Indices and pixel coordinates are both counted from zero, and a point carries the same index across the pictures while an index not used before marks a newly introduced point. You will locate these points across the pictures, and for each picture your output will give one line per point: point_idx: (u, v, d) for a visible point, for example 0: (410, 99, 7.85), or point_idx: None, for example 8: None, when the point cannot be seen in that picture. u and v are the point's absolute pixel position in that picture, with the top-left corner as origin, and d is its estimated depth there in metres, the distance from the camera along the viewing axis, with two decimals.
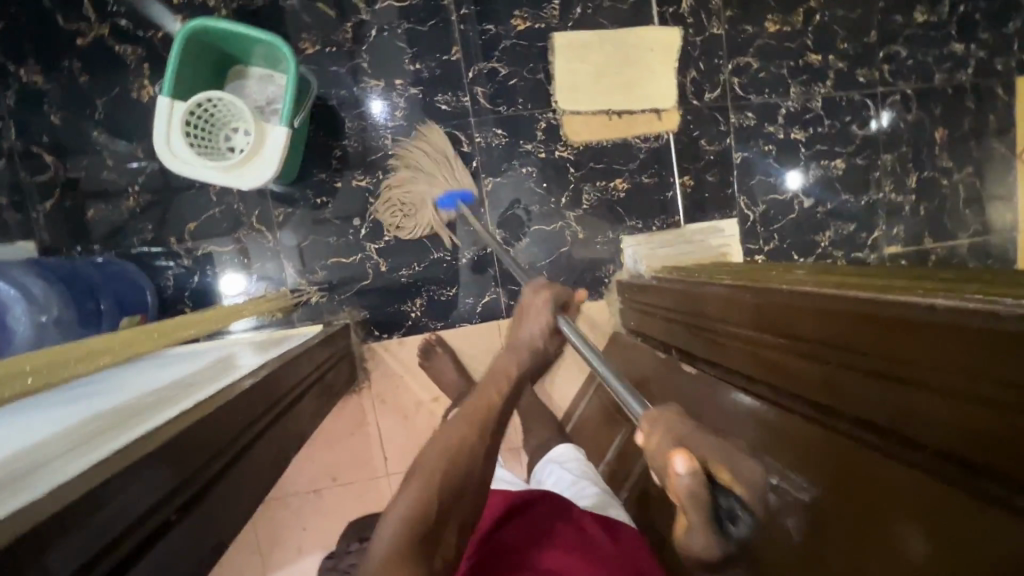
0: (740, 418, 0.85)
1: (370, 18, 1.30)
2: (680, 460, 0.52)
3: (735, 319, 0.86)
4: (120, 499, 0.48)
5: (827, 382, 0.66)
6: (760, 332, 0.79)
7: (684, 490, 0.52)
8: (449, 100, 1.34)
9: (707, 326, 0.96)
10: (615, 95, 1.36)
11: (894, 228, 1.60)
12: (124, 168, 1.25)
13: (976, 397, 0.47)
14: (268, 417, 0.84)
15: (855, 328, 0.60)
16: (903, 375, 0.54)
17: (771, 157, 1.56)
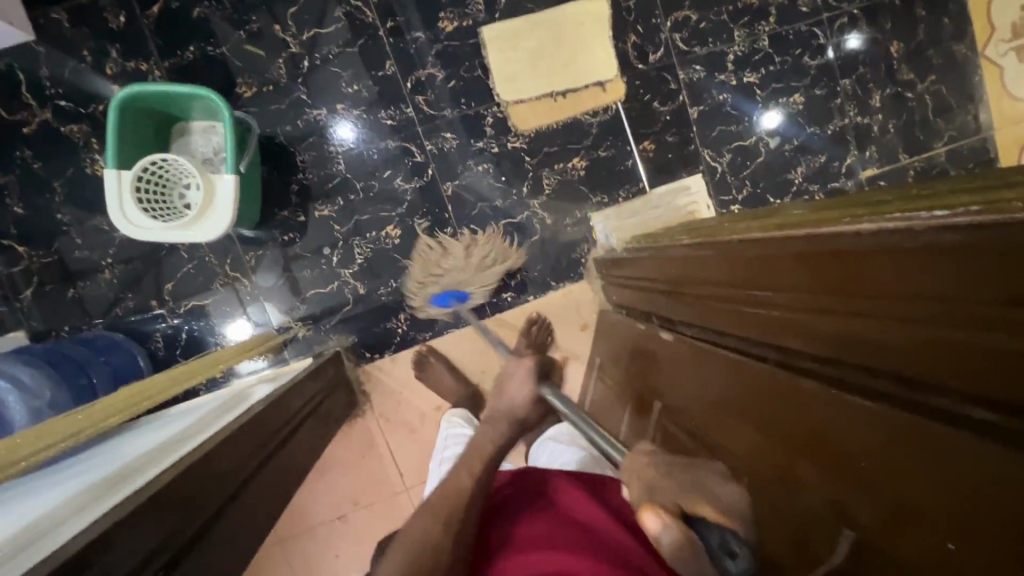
0: (709, 377, 0.83)
1: (300, 50, 1.31)
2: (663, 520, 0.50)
3: (707, 276, 0.84)
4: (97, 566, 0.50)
5: (791, 324, 0.63)
6: (730, 285, 0.77)
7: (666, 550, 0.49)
8: (393, 114, 1.35)
9: (681, 288, 0.94)
10: (557, 75, 1.36)
11: (866, 151, 1.57)
12: (93, 243, 1.28)
13: (932, 313, 0.44)
14: (256, 460, 0.86)
15: (816, 262, 0.58)
16: (862, 302, 0.51)
17: (728, 106, 1.53)
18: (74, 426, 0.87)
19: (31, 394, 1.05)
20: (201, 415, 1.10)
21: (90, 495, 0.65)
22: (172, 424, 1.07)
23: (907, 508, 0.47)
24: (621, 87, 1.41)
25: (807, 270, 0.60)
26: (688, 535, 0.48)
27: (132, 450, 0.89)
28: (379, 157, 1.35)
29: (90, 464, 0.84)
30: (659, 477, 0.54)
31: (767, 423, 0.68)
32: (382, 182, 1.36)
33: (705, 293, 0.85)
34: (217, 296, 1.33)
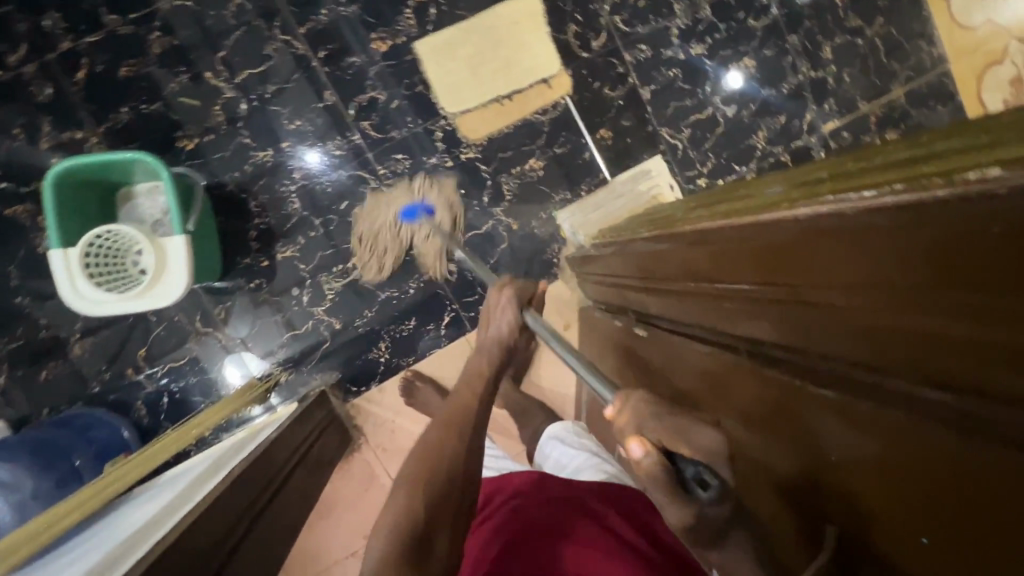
0: (693, 372, 0.78)
1: (235, 94, 1.28)
2: (635, 446, 0.60)
3: (678, 266, 0.79)
4: None
5: (764, 311, 0.58)
6: (701, 273, 0.72)
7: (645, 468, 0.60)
8: (340, 144, 1.33)
9: (654, 279, 0.89)
10: (500, 78, 1.34)
11: (825, 105, 1.55)
12: (59, 321, 1.26)
13: (906, 290, 0.39)
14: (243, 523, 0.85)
15: (785, 244, 0.53)
16: (831, 284, 0.47)
17: (680, 81, 1.51)
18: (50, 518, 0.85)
19: (11, 488, 1.05)
20: (188, 480, 1.08)
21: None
22: (157, 495, 1.05)
23: (885, 496, 0.45)
24: (568, 81, 1.40)
25: (762, 254, 0.57)
26: (662, 462, 0.58)
27: (114, 532, 0.87)
28: (334, 188, 1.33)
29: (71, 555, 0.82)
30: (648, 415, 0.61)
31: (743, 409, 0.66)
32: (340, 213, 1.33)
33: (677, 285, 0.80)
34: (193, 353, 1.31)
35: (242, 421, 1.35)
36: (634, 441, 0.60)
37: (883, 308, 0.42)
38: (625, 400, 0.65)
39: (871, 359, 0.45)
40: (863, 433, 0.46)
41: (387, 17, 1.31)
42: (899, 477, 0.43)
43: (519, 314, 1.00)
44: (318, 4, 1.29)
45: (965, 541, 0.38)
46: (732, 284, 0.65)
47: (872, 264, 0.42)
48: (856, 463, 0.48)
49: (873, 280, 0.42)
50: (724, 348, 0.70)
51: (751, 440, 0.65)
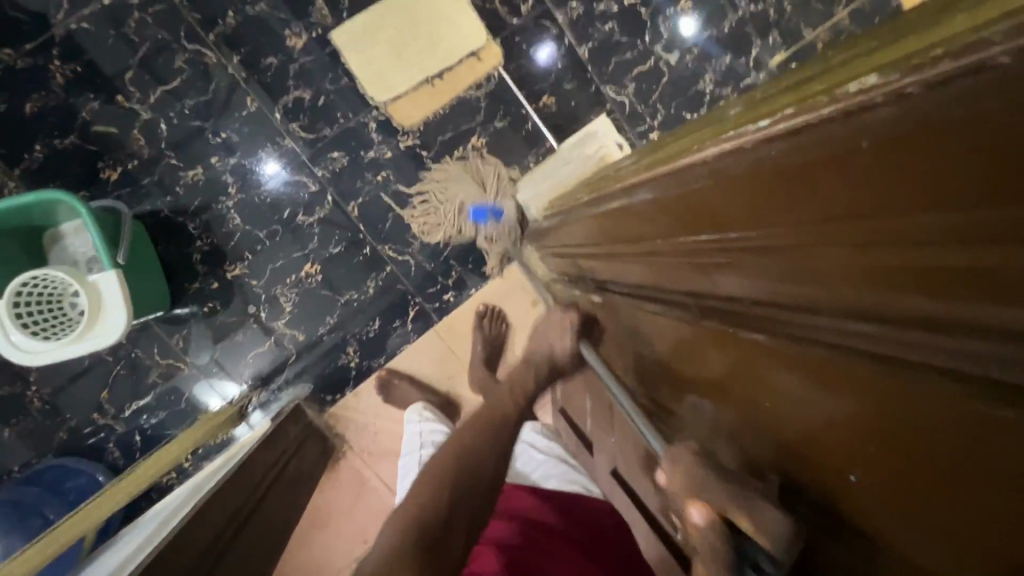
0: (654, 334, 0.72)
1: (152, 114, 1.22)
2: (697, 512, 0.52)
3: (624, 223, 0.73)
4: None
5: (709, 260, 0.52)
6: (646, 228, 0.66)
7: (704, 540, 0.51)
8: (272, 151, 1.27)
9: (603, 243, 0.84)
10: (424, 58, 1.28)
11: (769, 37, 1.49)
12: (12, 376, 1.22)
13: (845, 215, 0.33)
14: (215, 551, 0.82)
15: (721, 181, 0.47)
16: (773, 218, 0.40)
17: (617, 34, 1.45)
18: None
19: None
20: (158, 519, 1.04)
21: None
22: (125, 542, 1.01)
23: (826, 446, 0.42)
24: (498, 49, 1.34)
25: (688, 198, 0.53)
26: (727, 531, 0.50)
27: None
28: (273, 198, 1.28)
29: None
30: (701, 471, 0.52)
31: (691, 368, 0.63)
32: (285, 223, 1.29)
33: (625, 243, 0.74)
34: (158, 387, 1.28)
35: (220, 448, 1.32)
36: (695, 507, 0.52)
37: (823, 240, 0.35)
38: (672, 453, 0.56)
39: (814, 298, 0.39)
40: (797, 382, 0.43)
41: (298, 11, 1.24)
42: (860, 434, 0.37)
43: (574, 343, 0.92)
44: (223, 7, 1.22)
45: (902, 480, 0.35)
46: (675, 236, 0.58)
47: (810, 188, 0.35)
48: (795, 414, 0.44)
49: (812, 210, 0.36)
50: (675, 305, 0.64)
51: (699, 398, 0.62)
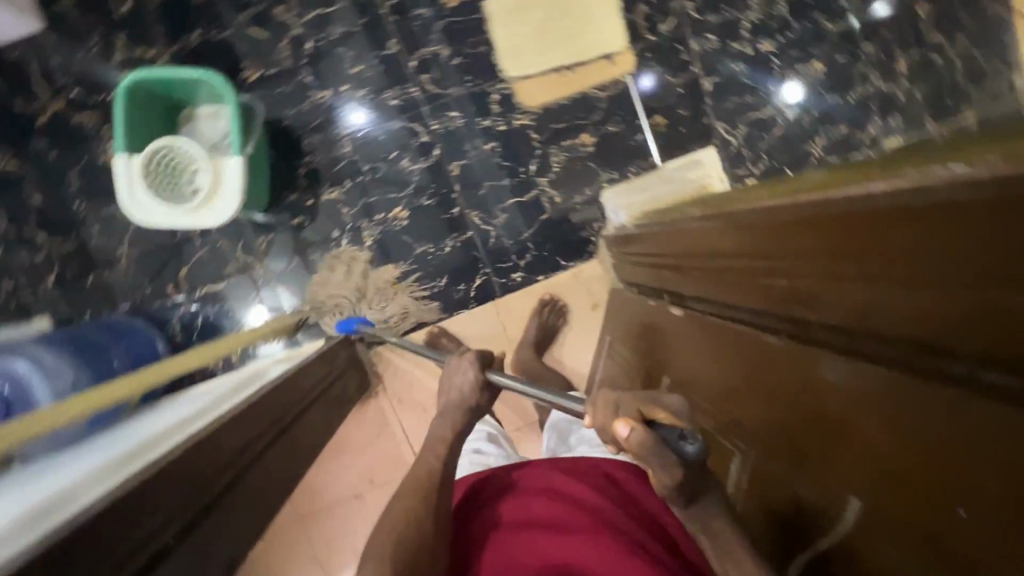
0: (738, 352, 0.78)
1: (304, 32, 1.30)
2: (620, 424, 0.46)
3: (715, 250, 0.80)
4: (114, 531, 0.48)
5: (803, 295, 0.59)
6: (737, 258, 0.73)
7: (636, 452, 0.46)
8: (397, 94, 1.33)
9: (691, 262, 0.90)
10: (562, 46, 1.33)
11: (891, 121, 1.45)
12: (111, 231, 1.31)
13: (944, 273, 0.39)
14: (265, 432, 0.86)
15: (812, 232, 0.54)
16: (865, 269, 0.47)
17: (743, 77, 1.48)
18: (65, 411, 0.85)
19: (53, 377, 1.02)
20: (211, 397, 1.10)
21: (96, 469, 0.63)
22: (176, 409, 1.06)
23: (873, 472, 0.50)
24: (632, 57, 1.37)
25: (779, 242, 0.60)
26: (653, 437, 0.46)
27: (131, 437, 0.87)
28: (386, 138, 1.34)
29: (94, 450, 0.83)
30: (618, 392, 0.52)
31: (774, 389, 0.68)
32: (389, 163, 1.35)
33: (716, 267, 0.81)
34: (231, 280, 1.35)
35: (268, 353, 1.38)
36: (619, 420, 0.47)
37: (923, 290, 0.42)
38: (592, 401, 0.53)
39: (909, 335, 0.45)
40: (888, 405, 0.48)
41: None
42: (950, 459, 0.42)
43: (482, 373, 0.82)
44: None
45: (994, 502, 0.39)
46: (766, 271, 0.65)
47: (904, 250, 0.42)
48: (878, 436, 0.49)
49: (909, 264, 0.42)
50: (764, 329, 0.70)
51: (781, 417, 0.66)
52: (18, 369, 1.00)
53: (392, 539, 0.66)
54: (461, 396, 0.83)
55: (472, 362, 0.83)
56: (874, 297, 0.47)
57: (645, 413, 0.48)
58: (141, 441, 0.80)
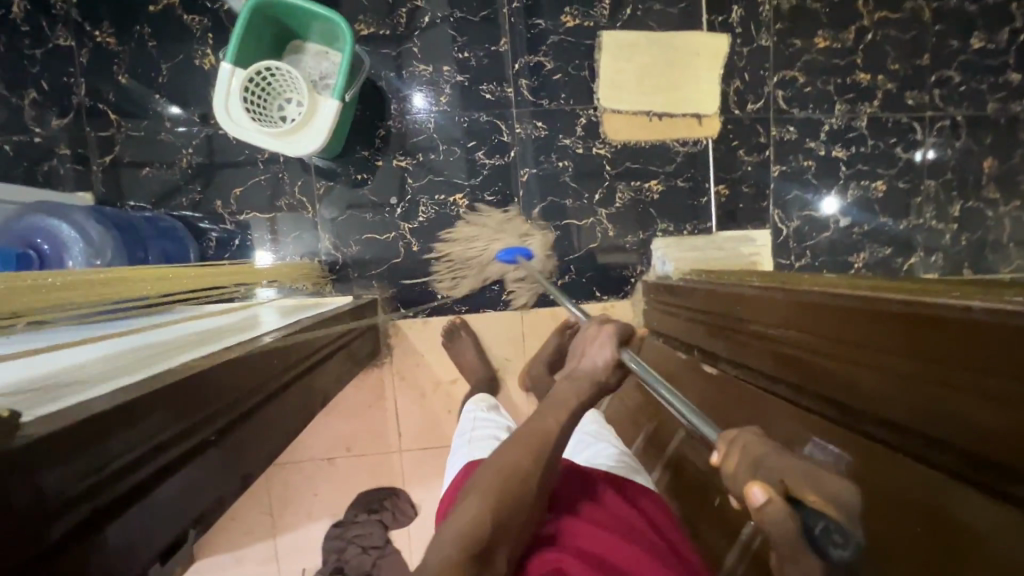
0: (764, 420, 0.82)
1: (425, 5, 1.33)
2: (757, 491, 0.48)
3: (762, 319, 0.85)
4: (159, 414, 0.44)
5: (857, 384, 0.64)
6: (787, 333, 0.78)
7: (765, 519, 0.48)
8: (494, 89, 1.36)
9: (730, 325, 0.95)
10: (658, 94, 1.37)
11: (932, 256, 1.55)
12: (179, 131, 1.31)
13: (1014, 399, 0.45)
14: (300, 366, 0.81)
15: (887, 329, 0.59)
16: (939, 376, 0.52)
17: (810, 174, 1.53)
18: (92, 291, 0.80)
19: (93, 250, 0.99)
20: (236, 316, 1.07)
21: (119, 361, 0.60)
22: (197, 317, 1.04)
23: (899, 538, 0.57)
24: (718, 124, 1.41)
25: (845, 329, 0.66)
26: (793, 517, 0.47)
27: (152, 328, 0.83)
28: (469, 127, 1.37)
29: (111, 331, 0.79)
30: (765, 452, 0.51)
31: None
32: (464, 151, 1.37)
33: (758, 336, 0.86)
34: (279, 213, 1.35)
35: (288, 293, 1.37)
36: (755, 485, 0.48)
37: (990, 409, 0.47)
38: (728, 438, 0.54)
39: (965, 445, 0.50)
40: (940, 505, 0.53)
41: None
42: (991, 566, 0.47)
43: (616, 351, 0.85)
44: None
45: None
46: (821, 353, 0.71)
47: (983, 368, 0.47)
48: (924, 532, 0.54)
49: (984, 383, 0.48)
50: (804, 407, 0.75)
51: None
52: (60, 233, 0.98)
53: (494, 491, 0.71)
54: (592, 369, 0.86)
55: (610, 337, 0.86)
56: (929, 392, 0.54)
57: (792, 487, 0.48)
58: (163, 338, 0.76)
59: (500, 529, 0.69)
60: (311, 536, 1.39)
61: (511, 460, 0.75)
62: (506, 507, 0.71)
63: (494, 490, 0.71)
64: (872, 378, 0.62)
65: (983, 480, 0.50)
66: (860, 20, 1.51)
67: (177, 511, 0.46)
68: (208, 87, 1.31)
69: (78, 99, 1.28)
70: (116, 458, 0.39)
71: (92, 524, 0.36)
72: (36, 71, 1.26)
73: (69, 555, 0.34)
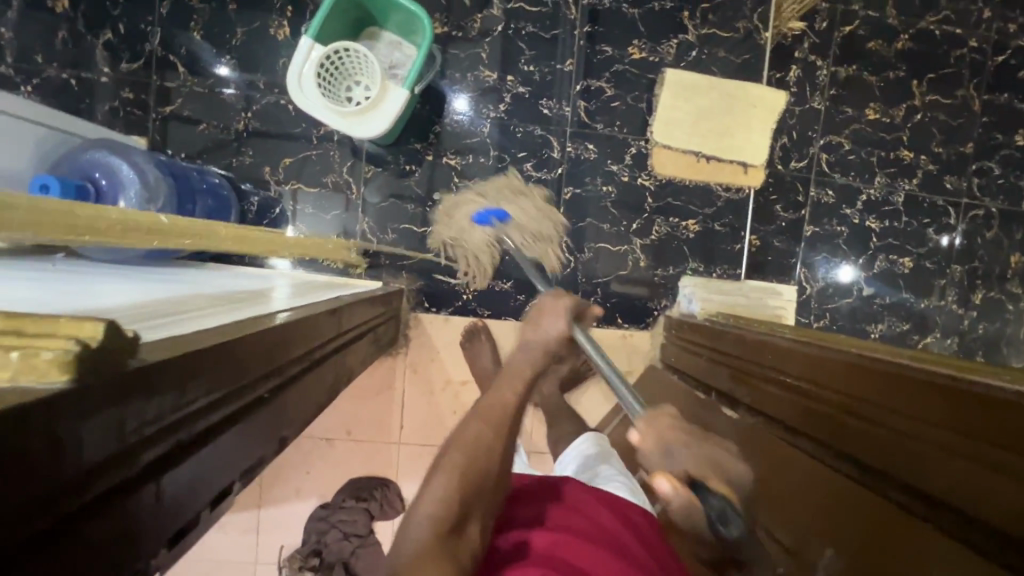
0: (777, 467, 0.84)
1: (500, 14, 1.35)
2: (662, 482, 0.53)
3: (793, 371, 0.87)
4: (234, 364, 0.45)
5: (883, 445, 0.65)
6: (818, 387, 0.80)
7: (674, 507, 0.52)
8: (552, 106, 1.38)
9: (757, 371, 0.97)
10: (710, 138, 1.38)
11: (948, 338, 1.56)
12: (242, 95, 1.33)
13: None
14: (338, 341, 0.81)
15: (924, 397, 0.61)
16: (969, 448, 0.54)
17: (841, 239, 1.55)
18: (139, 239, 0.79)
19: (149, 194, 1.01)
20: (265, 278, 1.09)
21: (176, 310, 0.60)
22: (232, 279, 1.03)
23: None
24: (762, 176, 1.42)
25: (882, 393, 0.67)
26: (691, 500, 0.52)
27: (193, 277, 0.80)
28: (522, 138, 1.38)
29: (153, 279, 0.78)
30: (677, 444, 0.59)
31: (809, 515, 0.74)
32: (514, 160, 1.38)
33: (786, 387, 0.88)
34: (324, 190, 1.37)
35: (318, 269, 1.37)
36: (661, 477, 0.53)
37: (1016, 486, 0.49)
38: (644, 417, 0.63)
39: (982, 518, 0.51)
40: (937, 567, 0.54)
41: (656, 35, 1.38)
42: None
43: (568, 325, 0.91)
44: None
45: None
46: (852, 411, 0.72)
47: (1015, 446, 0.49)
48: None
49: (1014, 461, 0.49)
50: (818, 459, 0.77)
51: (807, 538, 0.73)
52: (120, 173, 1.00)
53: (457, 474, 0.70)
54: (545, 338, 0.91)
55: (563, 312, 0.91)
56: (955, 462, 0.55)
57: (698, 477, 0.55)
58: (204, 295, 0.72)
59: (464, 505, 0.67)
60: (295, 513, 1.38)
61: (476, 427, 0.75)
62: (470, 485, 0.69)
63: (459, 464, 0.70)
64: (900, 442, 0.63)
65: (985, 549, 0.51)
66: (912, 99, 1.55)
67: (227, 463, 0.45)
68: (277, 57, 1.33)
69: (152, 48, 1.31)
70: (203, 397, 0.40)
71: (164, 465, 0.35)
72: (117, 14, 1.29)
73: (142, 492, 0.32)
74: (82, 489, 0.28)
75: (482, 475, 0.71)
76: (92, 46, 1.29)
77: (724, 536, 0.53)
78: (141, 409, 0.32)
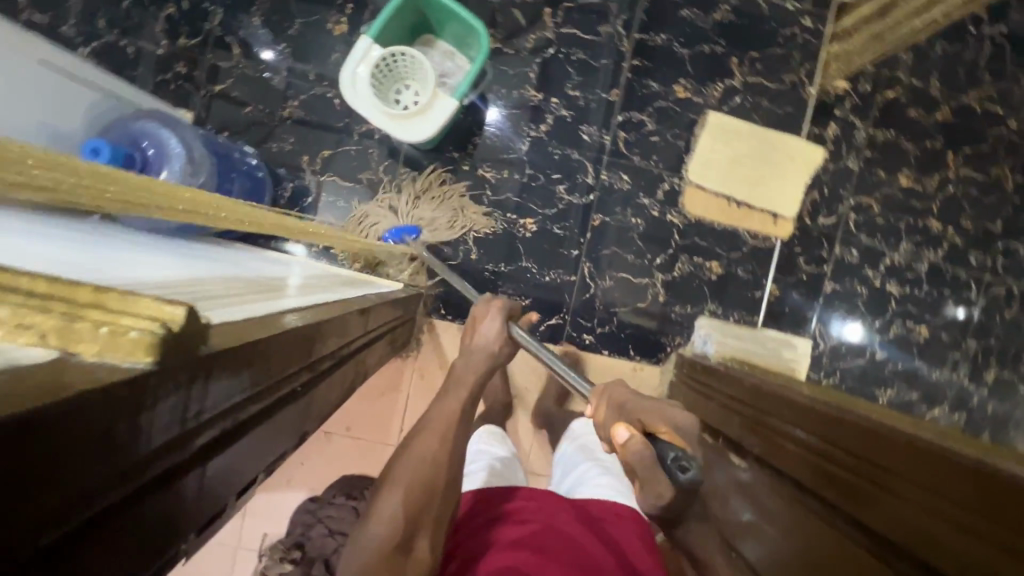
0: (746, 507, 0.79)
1: (553, 38, 1.37)
2: (621, 431, 0.76)
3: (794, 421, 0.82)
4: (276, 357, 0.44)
5: (850, 493, 0.60)
6: (808, 436, 0.75)
7: (630, 447, 0.75)
8: (592, 132, 1.39)
9: (762, 418, 0.93)
10: (743, 184, 1.39)
11: (958, 416, 1.51)
12: (292, 83, 1.35)
13: (993, 538, 0.42)
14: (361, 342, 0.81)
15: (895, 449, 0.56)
16: (927, 501, 0.49)
17: (860, 300, 1.55)
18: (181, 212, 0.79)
19: (192, 170, 1.03)
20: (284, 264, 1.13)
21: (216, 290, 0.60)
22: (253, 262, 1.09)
23: None
24: (790, 228, 1.41)
25: (860, 441, 0.63)
26: (644, 440, 0.74)
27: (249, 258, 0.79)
28: (558, 159, 1.39)
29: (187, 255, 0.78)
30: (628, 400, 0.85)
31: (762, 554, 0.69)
32: (548, 181, 1.39)
33: (781, 434, 0.83)
34: (358, 185, 1.37)
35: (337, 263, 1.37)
36: (621, 427, 0.77)
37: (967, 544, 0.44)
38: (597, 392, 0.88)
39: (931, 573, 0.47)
40: None
41: (703, 77, 1.40)
42: None
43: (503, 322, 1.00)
44: (661, 27, 1.39)
45: None
46: (830, 459, 0.67)
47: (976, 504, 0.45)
48: None
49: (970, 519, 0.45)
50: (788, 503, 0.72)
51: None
52: (167, 146, 1.02)
53: (407, 483, 0.77)
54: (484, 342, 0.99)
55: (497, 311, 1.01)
56: (911, 513, 0.51)
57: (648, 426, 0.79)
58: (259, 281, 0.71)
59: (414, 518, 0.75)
60: (284, 502, 1.38)
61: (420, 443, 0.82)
62: (416, 498, 0.76)
63: (405, 481, 0.77)
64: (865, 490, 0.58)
65: None
66: (946, 170, 1.54)
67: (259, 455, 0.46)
68: (331, 51, 1.36)
69: (211, 27, 1.34)
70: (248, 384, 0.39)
71: (206, 452, 0.34)
72: None
73: (186, 478, 0.32)
74: (141, 471, 0.28)
75: (428, 481, 0.78)
76: (153, 17, 1.32)
77: (680, 477, 0.70)
78: (170, 400, 0.30)
